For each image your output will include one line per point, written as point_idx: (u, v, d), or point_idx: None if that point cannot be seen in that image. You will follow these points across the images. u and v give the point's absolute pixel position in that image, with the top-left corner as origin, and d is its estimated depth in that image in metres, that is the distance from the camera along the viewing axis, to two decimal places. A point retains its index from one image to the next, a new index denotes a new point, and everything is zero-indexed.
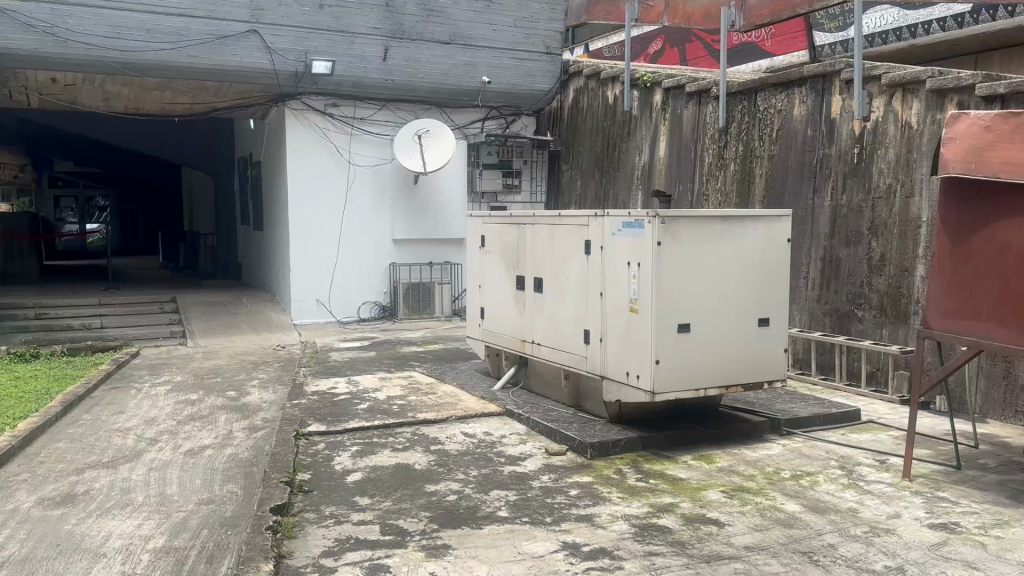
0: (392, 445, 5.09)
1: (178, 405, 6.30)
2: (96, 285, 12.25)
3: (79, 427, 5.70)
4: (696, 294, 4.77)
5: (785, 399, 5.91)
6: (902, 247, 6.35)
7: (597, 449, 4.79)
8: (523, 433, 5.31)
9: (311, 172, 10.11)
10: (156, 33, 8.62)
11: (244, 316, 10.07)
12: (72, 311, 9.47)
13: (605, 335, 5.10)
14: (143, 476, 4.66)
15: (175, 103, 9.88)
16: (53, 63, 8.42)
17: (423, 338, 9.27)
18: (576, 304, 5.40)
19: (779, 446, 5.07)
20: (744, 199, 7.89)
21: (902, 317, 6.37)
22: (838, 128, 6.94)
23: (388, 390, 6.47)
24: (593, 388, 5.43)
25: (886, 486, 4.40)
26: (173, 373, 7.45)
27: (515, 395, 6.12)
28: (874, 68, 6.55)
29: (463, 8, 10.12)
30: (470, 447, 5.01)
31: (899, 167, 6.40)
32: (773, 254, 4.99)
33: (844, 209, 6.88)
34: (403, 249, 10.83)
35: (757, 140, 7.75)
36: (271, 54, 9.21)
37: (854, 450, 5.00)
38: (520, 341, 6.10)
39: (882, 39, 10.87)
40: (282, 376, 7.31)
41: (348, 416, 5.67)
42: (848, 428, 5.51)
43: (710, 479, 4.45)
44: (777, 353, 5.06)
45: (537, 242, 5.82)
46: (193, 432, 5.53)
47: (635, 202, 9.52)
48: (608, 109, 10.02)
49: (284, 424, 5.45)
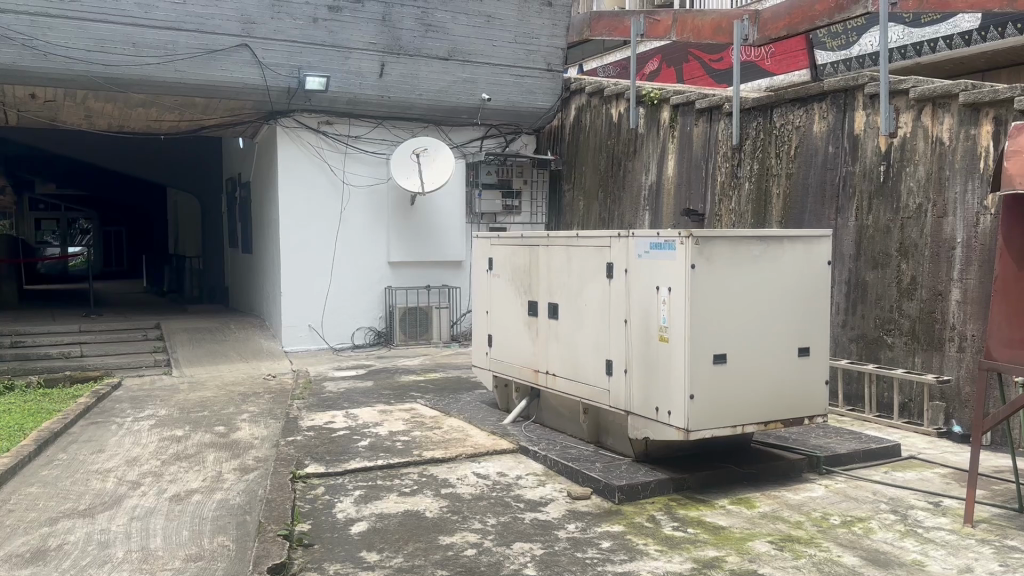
0: (399, 489, 4.62)
1: (162, 442, 5.82)
2: (76, 310, 11.72)
3: (54, 469, 5.21)
4: (732, 321, 4.36)
5: (820, 434, 5.50)
6: (935, 270, 5.98)
7: (625, 492, 4.36)
8: (541, 473, 4.87)
9: (303, 193, 9.70)
10: (142, 47, 8.19)
11: (232, 344, 9.58)
12: (50, 339, 8.95)
13: (630, 367, 4.67)
14: (124, 527, 4.18)
15: (160, 120, 9.46)
16: (32, 78, 7.96)
17: (422, 366, 8.83)
18: (597, 332, 4.99)
19: (822, 488, 4.65)
20: (760, 220, 7.54)
21: (937, 344, 5.99)
22: (862, 144, 6.59)
23: (390, 425, 6.02)
24: (616, 424, 5.00)
25: (947, 534, 3.99)
26: (158, 407, 6.94)
27: (528, 430, 5.68)
28: (900, 82, 6.23)
29: (462, 23, 9.73)
30: (484, 491, 4.56)
31: (930, 186, 6.06)
32: (812, 278, 4.61)
33: (870, 230, 6.52)
34: (399, 273, 10.40)
35: (773, 157, 7.40)
36: (263, 69, 8.82)
37: (904, 492, 4.59)
38: (532, 371, 5.67)
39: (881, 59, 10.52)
40: (274, 409, 6.82)
41: (349, 455, 5.21)
42: (888, 465, 5.12)
43: (755, 528, 4.02)
44: (818, 386, 4.67)
45: (552, 265, 5.42)
46: (180, 474, 5.06)
47: (642, 222, 9.16)
48: (612, 127, 9.68)
49: (279, 464, 4.98)
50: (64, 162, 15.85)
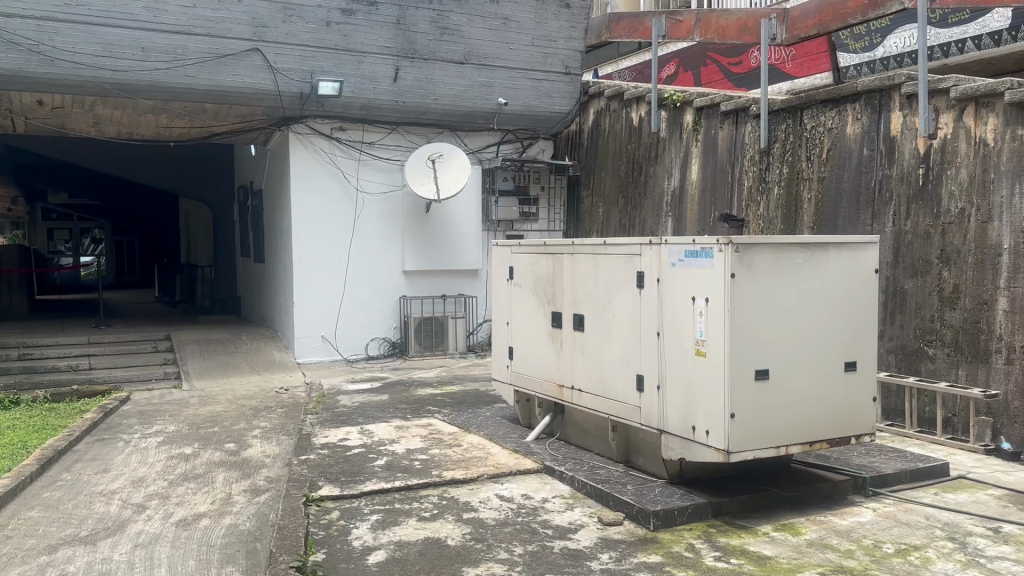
0: (418, 513, 4.35)
1: (170, 461, 5.57)
2: (85, 321, 11.52)
3: (56, 490, 4.97)
4: (775, 335, 4.07)
5: (862, 453, 5.20)
6: (980, 278, 5.67)
7: (660, 518, 4.07)
8: (568, 495, 4.59)
9: (316, 202, 9.47)
10: (152, 52, 7.99)
11: (243, 355, 9.35)
12: (58, 351, 8.74)
13: (663, 383, 4.39)
14: (127, 556, 3.93)
15: (170, 127, 9.24)
16: (39, 83, 7.76)
17: (439, 378, 8.55)
18: (625, 344, 4.71)
19: (870, 512, 4.35)
20: (790, 227, 7.25)
21: (982, 356, 5.67)
22: (900, 146, 6.28)
23: (407, 442, 5.75)
24: (647, 443, 4.73)
25: (1013, 564, 3.66)
26: (166, 423, 6.70)
27: (552, 448, 5.41)
28: (941, 80, 5.93)
29: (478, 25, 9.48)
30: (509, 516, 4.27)
31: (973, 189, 5.74)
32: (858, 287, 4.33)
33: (908, 236, 6.21)
34: (414, 282, 10.16)
35: (804, 161, 7.11)
36: (275, 74, 8.60)
37: (959, 516, 4.27)
38: (556, 386, 5.41)
39: (898, 62, 10.24)
40: (287, 425, 6.58)
41: (364, 476, 4.94)
42: (937, 486, 4.80)
43: (804, 558, 3.72)
44: (865, 403, 4.38)
45: (577, 274, 5.16)
46: (187, 497, 4.80)
47: (664, 229, 8.89)
48: (632, 131, 9.42)
49: (291, 486, 4.71)
50: (75, 171, 15.69)
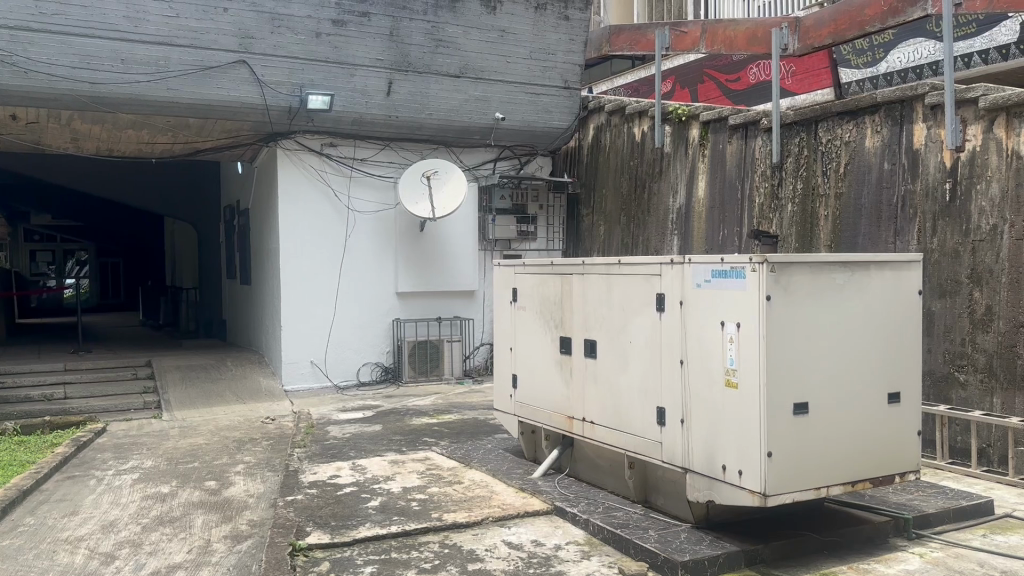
0: (417, 564, 3.91)
1: (145, 502, 5.11)
2: (62, 347, 11.00)
3: (16, 538, 4.50)
4: (813, 363, 3.68)
5: (898, 490, 4.79)
6: (1015, 298, 5.30)
7: (689, 570, 3.65)
8: (582, 541, 4.16)
9: (304, 221, 9.05)
10: (132, 63, 7.59)
11: (228, 383, 8.87)
12: (32, 379, 8.24)
13: (687, 417, 3.98)
14: None
15: (152, 143, 8.83)
16: (12, 97, 7.35)
17: (434, 407, 8.09)
18: (644, 373, 4.30)
19: (917, 559, 3.93)
20: (805, 245, 6.89)
21: (1019, 383, 5.29)
22: (924, 160, 5.92)
23: (404, 479, 5.31)
24: (668, 481, 4.31)
25: None
26: (143, 457, 6.24)
27: (562, 485, 5.00)
28: (969, 89, 5.57)
29: (474, 38, 9.16)
30: (518, 567, 3.84)
31: (1005, 205, 5.38)
32: (901, 311, 3.96)
33: (934, 255, 5.83)
34: (408, 304, 9.75)
35: (819, 175, 6.75)
36: (262, 87, 8.22)
37: (1016, 562, 3.85)
38: (566, 418, 4.98)
39: (902, 76, 9.92)
40: (273, 460, 6.12)
41: (357, 519, 4.50)
42: (983, 526, 4.39)
43: None
44: (909, 439, 3.99)
45: (588, 297, 4.76)
46: (161, 544, 4.34)
47: (670, 249, 8.52)
48: (634, 147, 9.07)
49: (276, 533, 4.26)
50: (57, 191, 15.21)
